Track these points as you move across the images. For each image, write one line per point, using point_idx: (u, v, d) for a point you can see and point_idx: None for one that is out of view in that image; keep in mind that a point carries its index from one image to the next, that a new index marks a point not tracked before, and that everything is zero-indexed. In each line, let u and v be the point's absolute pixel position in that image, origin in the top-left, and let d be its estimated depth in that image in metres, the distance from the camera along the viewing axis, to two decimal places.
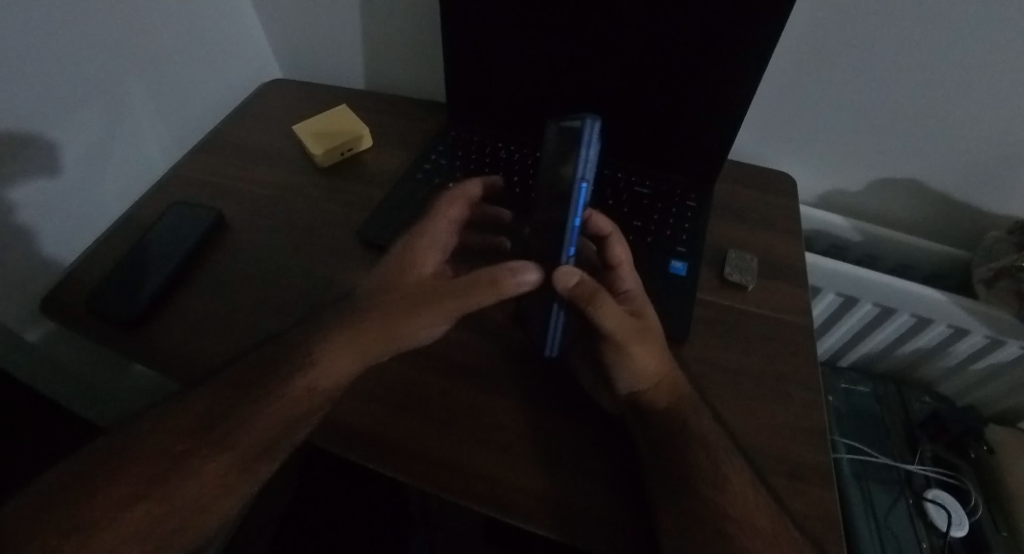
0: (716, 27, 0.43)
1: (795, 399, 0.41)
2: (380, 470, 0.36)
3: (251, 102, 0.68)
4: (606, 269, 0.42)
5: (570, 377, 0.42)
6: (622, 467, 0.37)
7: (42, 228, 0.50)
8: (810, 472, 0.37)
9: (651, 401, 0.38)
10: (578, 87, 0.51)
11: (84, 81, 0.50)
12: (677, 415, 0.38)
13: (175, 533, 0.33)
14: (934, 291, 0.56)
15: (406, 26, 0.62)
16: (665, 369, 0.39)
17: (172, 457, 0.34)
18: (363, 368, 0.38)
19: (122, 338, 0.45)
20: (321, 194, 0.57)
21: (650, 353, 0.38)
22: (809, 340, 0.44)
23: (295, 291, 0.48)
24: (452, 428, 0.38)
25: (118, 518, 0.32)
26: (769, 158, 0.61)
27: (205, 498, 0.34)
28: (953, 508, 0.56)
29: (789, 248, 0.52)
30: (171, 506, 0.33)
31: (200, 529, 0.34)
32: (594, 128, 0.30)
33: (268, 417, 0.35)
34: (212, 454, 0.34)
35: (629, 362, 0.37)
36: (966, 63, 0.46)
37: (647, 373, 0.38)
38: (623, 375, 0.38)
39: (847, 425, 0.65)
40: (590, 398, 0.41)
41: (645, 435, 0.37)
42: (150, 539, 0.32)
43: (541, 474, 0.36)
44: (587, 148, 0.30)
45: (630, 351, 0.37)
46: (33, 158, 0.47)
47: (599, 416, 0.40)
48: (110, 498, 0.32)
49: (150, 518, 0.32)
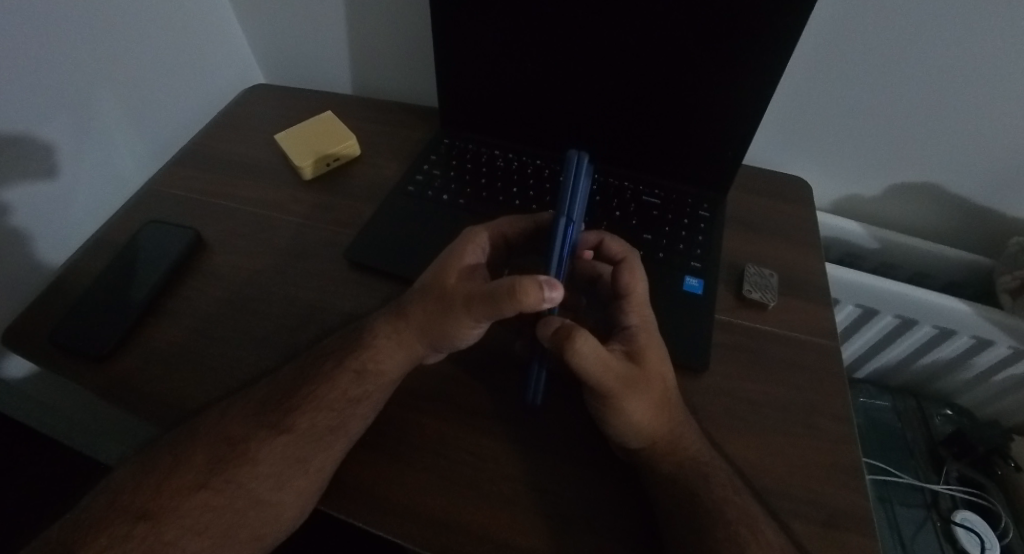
0: (733, 29, 0.39)
1: (825, 433, 0.38)
2: (374, 529, 0.33)
3: (231, 109, 0.64)
4: (615, 299, 0.39)
5: (575, 419, 0.39)
6: (631, 522, 0.34)
7: (38, 233, 0.48)
8: (846, 517, 0.34)
9: (656, 458, 0.34)
10: (581, 93, 0.48)
11: (64, 87, 0.47)
12: (696, 470, 0.34)
13: (234, 526, 0.33)
14: (960, 303, 0.54)
15: (394, 25, 0.58)
16: (662, 423, 0.34)
17: (229, 442, 0.34)
18: (409, 365, 0.37)
19: (89, 375, 0.41)
20: (308, 210, 0.53)
21: (644, 405, 0.33)
22: (837, 365, 0.42)
23: (281, 320, 0.44)
24: (454, 478, 0.35)
25: (182, 505, 0.32)
26: (784, 163, 0.58)
27: (261, 489, 0.33)
28: (985, 532, 0.56)
29: (809, 262, 0.49)
30: (230, 495, 0.33)
31: (256, 528, 0.33)
32: (581, 164, 0.33)
33: (321, 408, 0.35)
34: (269, 439, 0.34)
35: (618, 416, 0.33)
36: (997, 67, 0.43)
37: (639, 430, 0.34)
38: (614, 427, 0.34)
39: (870, 443, 0.65)
40: (599, 440, 0.37)
41: (657, 489, 0.34)
42: (212, 532, 0.32)
43: (544, 532, 0.33)
44: (575, 184, 0.33)
45: (619, 404, 0.33)
46: (19, 164, 0.45)
47: (609, 460, 0.37)
48: (171, 484, 0.33)
49: (208, 509, 0.32)
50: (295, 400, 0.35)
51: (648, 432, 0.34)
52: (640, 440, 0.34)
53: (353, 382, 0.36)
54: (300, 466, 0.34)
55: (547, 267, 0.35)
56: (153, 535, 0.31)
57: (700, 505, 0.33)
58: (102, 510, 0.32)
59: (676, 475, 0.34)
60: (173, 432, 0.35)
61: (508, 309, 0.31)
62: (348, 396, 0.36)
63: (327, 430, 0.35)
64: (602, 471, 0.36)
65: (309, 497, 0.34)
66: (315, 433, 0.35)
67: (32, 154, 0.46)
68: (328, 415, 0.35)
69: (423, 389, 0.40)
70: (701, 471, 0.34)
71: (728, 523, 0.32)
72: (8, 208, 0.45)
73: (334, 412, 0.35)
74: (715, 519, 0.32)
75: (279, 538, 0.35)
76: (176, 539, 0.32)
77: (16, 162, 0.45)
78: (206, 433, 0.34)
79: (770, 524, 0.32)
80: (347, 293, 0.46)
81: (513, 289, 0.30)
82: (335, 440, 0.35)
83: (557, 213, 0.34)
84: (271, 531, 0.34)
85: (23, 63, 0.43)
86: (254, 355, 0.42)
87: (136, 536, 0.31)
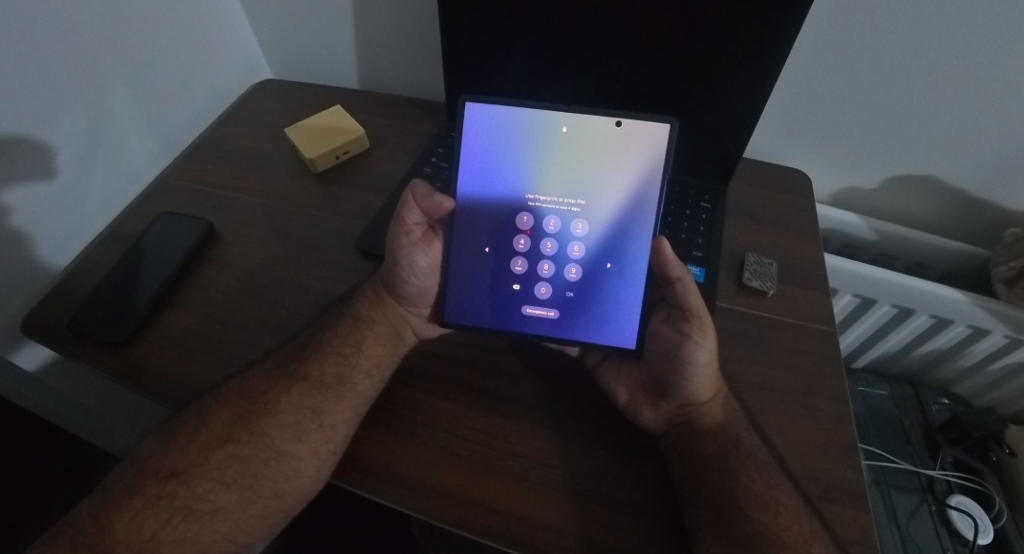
0: (734, 27, 0.40)
1: (824, 413, 0.39)
2: (393, 505, 0.35)
3: (240, 105, 0.65)
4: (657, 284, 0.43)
5: (600, 398, 0.40)
6: (658, 488, 0.36)
7: (40, 232, 0.49)
8: (844, 490, 0.36)
9: (698, 418, 0.38)
10: (585, 87, 0.49)
11: (65, 87, 0.47)
12: (726, 435, 0.37)
13: (259, 478, 0.36)
14: (957, 292, 0.56)
15: (400, 21, 0.59)
16: (717, 382, 0.39)
17: (252, 395, 0.38)
18: (397, 324, 0.43)
19: (108, 360, 0.42)
20: (317, 202, 0.54)
21: (711, 356, 0.38)
22: (834, 349, 0.43)
23: (293, 306, 0.46)
24: (469, 454, 0.37)
25: (210, 460, 0.36)
26: (783, 156, 0.60)
27: (280, 440, 0.37)
28: (979, 515, 0.58)
29: (808, 250, 0.50)
30: (254, 445, 0.37)
31: (276, 483, 0.36)
32: (674, 130, 0.38)
33: (329, 356, 0.40)
34: (291, 411, 0.38)
35: (688, 360, 0.38)
36: (989, 66, 0.45)
37: (704, 380, 0.38)
38: (679, 379, 0.38)
39: (868, 430, 0.66)
40: (626, 419, 0.39)
41: (677, 466, 0.36)
42: (238, 485, 0.35)
43: (568, 505, 0.35)
44: (672, 145, 0.38)
45: (702, 347, 0.38)
46: (16, 162, 0.45)
47: (639, 437, 0.38)
48: (198, 442, 0.36)
49: (234, 459, 0.36)
50: (309, 365, 0.39)
51: (707, 389, 0.38)
52: (700, 395, 0.38)
53: (352, 328, 0.42)
54: (314, 417, 0.37)
55: (655, 223, 0.40)
56: (185, 490, 0.35)
57: (724, 466, 0.36)
58: (137, 476, 0.36)
59: (715, 433, 0.37)
60: (201, 400, 0.38)
61: (411, 218, 0.43)
62: (350, 341, 0.41)
63: (335, 378, 0.39)
64: (621, 446, 0.38)
65: (325, 463, 0.36)
66: (325, 382, 0.39)
67: (32, 153, 0.46)
68: (335, 364, 0.40)
69: (433, 370, 0.42)
70: (729, 435, 0.37)
71: (752, 483, 0.35)
72: (12, 206, 0.45)
73: (340, 364, 0.40)
74: (739, 477, 0.35)
75: (299, 503, 0.37)
76: (206, 493, 0.35)
77: (11, 162, 0.44)
78: (230, 394, 0.37)
79: (783, 486, 0.34)
80: (356, 283, 0.47)
81: (411, 191, 0.42)
82: (344, 390, 0.39)
83: (666, 170, 0.39)
84: (292, 492, 0.36)
85: (22, 61, 0.43)
86: (266, 341, 0.44)
87: (169, 493, 0.35)
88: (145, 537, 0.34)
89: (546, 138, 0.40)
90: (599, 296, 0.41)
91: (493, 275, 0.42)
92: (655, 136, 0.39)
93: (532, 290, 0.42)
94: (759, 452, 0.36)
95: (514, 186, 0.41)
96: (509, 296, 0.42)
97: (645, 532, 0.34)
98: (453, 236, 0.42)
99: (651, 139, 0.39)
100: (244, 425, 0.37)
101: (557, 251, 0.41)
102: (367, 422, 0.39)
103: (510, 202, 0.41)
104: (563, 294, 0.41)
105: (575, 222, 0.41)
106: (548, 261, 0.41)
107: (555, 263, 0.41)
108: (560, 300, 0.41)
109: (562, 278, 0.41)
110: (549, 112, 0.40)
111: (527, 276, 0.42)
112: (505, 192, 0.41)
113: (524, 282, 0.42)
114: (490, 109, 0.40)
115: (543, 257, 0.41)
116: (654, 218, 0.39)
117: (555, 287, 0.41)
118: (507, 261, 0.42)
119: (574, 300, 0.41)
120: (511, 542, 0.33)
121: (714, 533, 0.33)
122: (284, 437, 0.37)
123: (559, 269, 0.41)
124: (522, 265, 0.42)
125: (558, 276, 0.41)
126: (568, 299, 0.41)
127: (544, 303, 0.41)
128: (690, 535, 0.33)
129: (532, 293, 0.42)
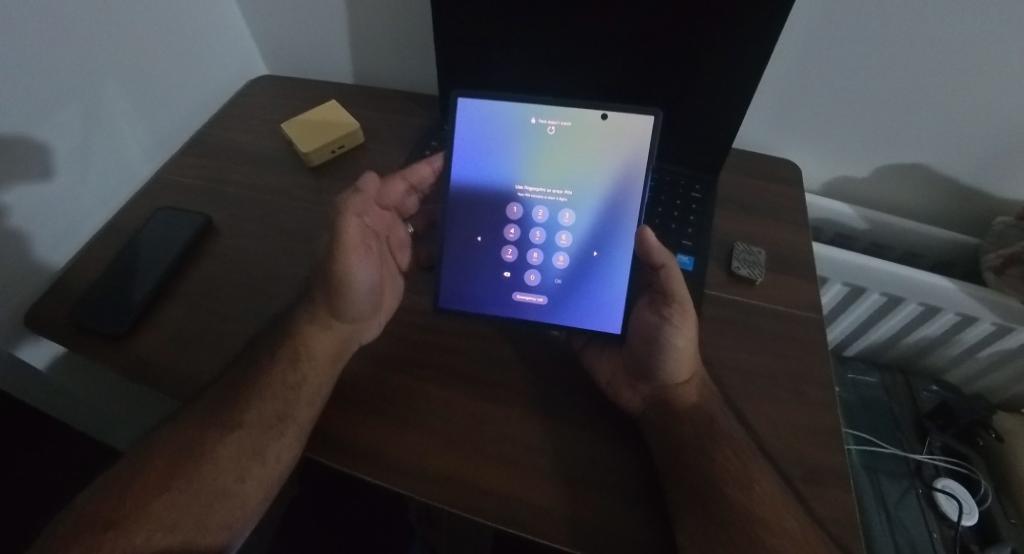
0: (721, 22, 0.41)
1: (811, 398, 0.40)
2: (383, 485, 0.36)
3: (237, 101, 0.65)
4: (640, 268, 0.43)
5: (585, 380, 0.41)
6: (639, 468, 0.37)
7: (37, 231, 0.49)
8: (829, 472, 0.37)
9: (679, 398, 0.39)
10: (576, 80, 0.50)
11: (60, 86, 0.48)
12: (704, 414, 0.38)
13: (202, 520, 0.36)
14: (945, 280, 0.56)
15: (394, 17, 0.59)
16: (696, 364, 0.40)
17: (190, 436, 0.37)
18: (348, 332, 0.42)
19: (107, 352, 0.43)
20: (313, 195, 0.55)
21: (691, 340, 0.39)
22: (821, 335, 0.44)
23: (288, 298, 0.47)
24: (456, 438, 0.38)
25: (148, 506, 0.35)
26: (773, 146, 0.60)
27: (222, 479, 0.37)
28: (964, 498, 0.59)
29: (796, 238, 0.51)
30: (191, 489, 0.36)
31: (223, 517, 0.37)
32: (658, 119, 0.39)
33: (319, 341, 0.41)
34: (223, 441, 0.37)
35: (667, 344, 0.39)
36: (977, 60, 0.46)
37: (684, 362, 0.39)
38: (660, 362, 0.39)
39: (858, 415, 0.68)
40: (610, 401, 0.40)
41: (658, 446, 0.37)
42: (180, 528, 0.35)
43: (553, 486, 0.35)
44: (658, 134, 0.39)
45: (682, 333, 0.39)
46: (15, 163, 0.46)
47: (621, 418, 0.39)
48: (136, 487, 0.36)
49: (173, 504, 0.36)
50: (298, 355, 0.40)
51: (687, 369, 0.39)
52: (679, 377, 0.39)
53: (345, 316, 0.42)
54: (254, 454, 0.38)
55: (638, 211, 0.40)
56: (122, 539, 0.34)
57: (701, 445, 0.37)
58: (71, 529, 0.34)
59: (694, 413, 0.38)
60: (189, 407, 0.39)
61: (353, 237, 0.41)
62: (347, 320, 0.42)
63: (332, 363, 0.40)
64: (608, 429, 0.39)
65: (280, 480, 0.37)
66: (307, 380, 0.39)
67: (30, 153, 0.47)
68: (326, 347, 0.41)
69: (426, 358, 0.43)
70: (709, 416, 0.38)
71: (729, 463, 0.36)
72: (10, 206, 0.46)
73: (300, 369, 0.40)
74: (717, 457, 0.36)
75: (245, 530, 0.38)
76: (145, 541, 0.34)
77: (8, 162, 0.45)
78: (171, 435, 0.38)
79: (763, 467, 0.35)
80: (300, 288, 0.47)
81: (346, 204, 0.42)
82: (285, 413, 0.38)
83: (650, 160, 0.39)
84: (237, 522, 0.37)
85: (17, 62, 0.44)
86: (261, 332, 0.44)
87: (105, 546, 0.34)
88: (129, 545, 0.34)
89: (530, 129, 0.41)
90: (586, 283, 0.42)
91: (483, 263, 0.43)
92: (640, 128, 0.39)
93: (522, 278, 0.43)
94: (736, 432, 0.37)
95: (504, 176, 0.42)
96: (498, 283, 0.43)
97: (629, 512, 0.35)
98: (445, 223, 0.42)
99: (635, 130, 0.40)
100: (177, 468, 0.37)
101: (545, 240, 0.42)
102: (361, 408, 0.40)
103: (497, 192, 0.42)
104: (551, 282, 0.42)
105: (563, 211, 0.41)
106: (537, 249, 0.42)
107: (543, 252, 0.42)
108: (548, 287, 0.42)
109: (551, 266, 0.42)
110: (535, 103, 0.40)
111: (517, 264, 0.42)
112: (495, 181, 0.42)
113: (514, 269, 0.43)
114: (480, 102, 0.41)
115: (532, 245, 0.42)
116: (638, 206, 0.40)
117: (545, 275, 0.42)
118: (497, 249, 0.42)
119: (563, 287, 0.42)
120: (501, 520, 0.34)
121: (694, 511, 0.34)
122: (255, 439, 0.38)
123: (547, 257, 0.42)
124: (512, 253, 0.42)
125: (547, 264, 0.42)
126: (557, 286, 0.42)
127: (534, 290, 0.42)
128: (672, 517, 0.34)
129: (522, 280, 0.43)
